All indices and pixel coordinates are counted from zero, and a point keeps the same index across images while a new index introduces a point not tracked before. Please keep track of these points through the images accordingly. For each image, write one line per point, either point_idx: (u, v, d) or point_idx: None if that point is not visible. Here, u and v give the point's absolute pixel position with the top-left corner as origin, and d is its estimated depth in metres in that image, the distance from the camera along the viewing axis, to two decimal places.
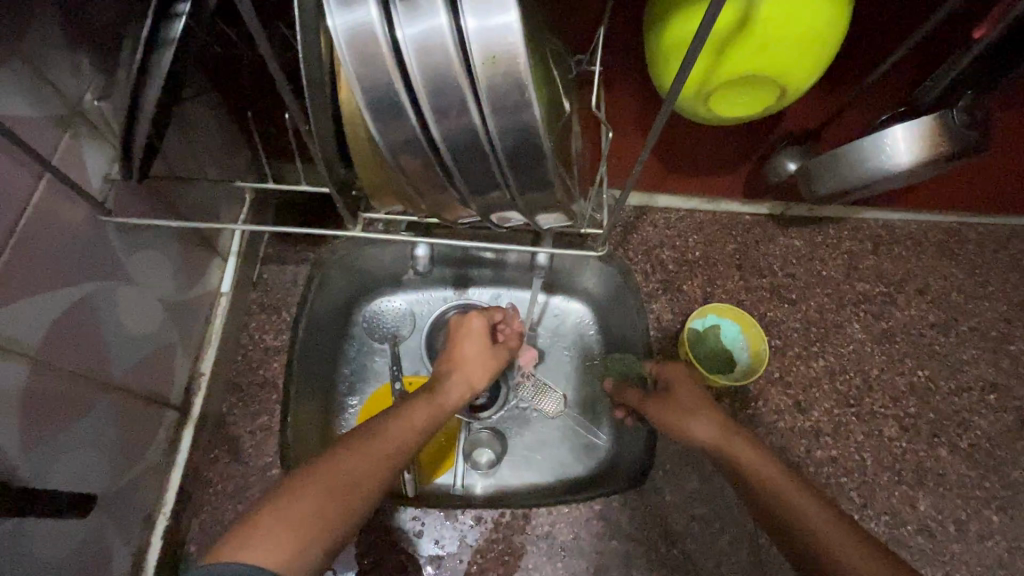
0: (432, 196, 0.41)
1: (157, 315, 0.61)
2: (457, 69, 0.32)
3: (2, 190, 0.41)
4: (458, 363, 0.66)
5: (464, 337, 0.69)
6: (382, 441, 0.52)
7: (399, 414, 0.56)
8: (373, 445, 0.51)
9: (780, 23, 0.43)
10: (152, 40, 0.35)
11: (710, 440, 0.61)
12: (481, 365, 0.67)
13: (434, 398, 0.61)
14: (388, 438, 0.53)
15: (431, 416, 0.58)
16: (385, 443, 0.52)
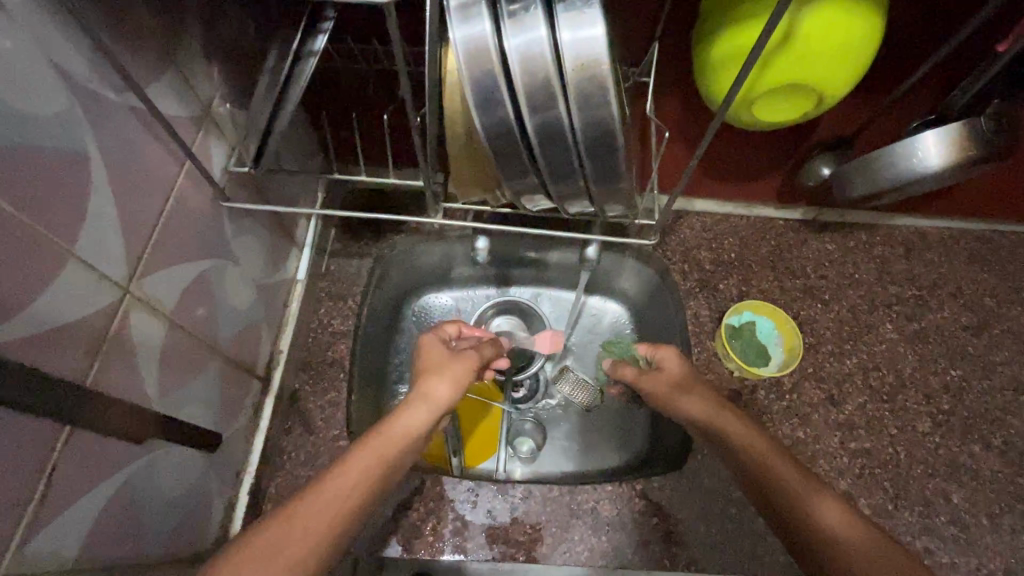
0: (517, 184, 0.48)
1: (251, 293, 0.70)
2: (551, 74, 0.39)
3: (157, 175, 0.49)
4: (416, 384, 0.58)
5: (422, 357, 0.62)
6: (329, 486, 0.46)
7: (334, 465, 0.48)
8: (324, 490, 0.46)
9: (820, 40, 0.49)
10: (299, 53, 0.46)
11: (699, 414, 0.65)
12: (439, 376, 0.58)
13: (377, 432, 0.52)
14: (333, 481, 0.47)
15: (371, 455, 0.50)
16: (312, 502, 0.45)
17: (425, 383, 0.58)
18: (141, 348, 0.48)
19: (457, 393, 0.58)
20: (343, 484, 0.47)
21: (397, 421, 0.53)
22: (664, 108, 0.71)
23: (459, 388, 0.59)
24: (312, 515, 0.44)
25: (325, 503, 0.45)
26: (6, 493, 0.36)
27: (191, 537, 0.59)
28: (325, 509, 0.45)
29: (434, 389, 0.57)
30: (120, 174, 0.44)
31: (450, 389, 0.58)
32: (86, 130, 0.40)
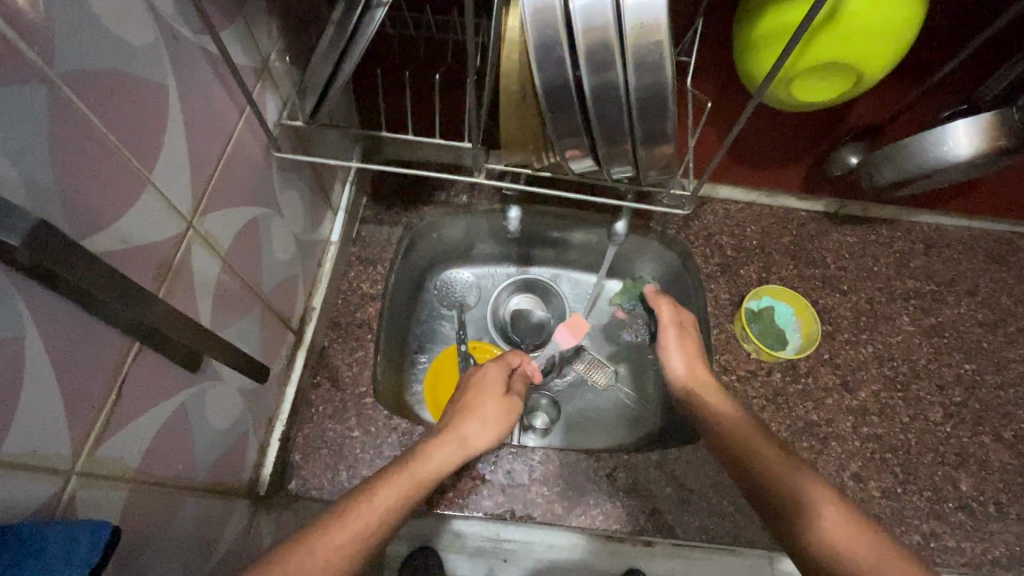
0: (566, 140, 0.49)
1: (291, 247, 0.72)
2: (612, 33, 0.41)
3: (221, 117, 0.52)
4: (456, 421, 0.62)
5: (471, 390, 0.66)
6: (365, 508, 0.51)
7: (368, 495, 0.52)
8: (362, 512, 0.51)
9: (867, 18, 0.50)
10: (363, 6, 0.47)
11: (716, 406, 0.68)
12: (480, 421, 0.62)
13: (415, 469, 0.56)
14: (371, 505, 0.51)
15: (404, 492, 0.54)
16: (339, 532, 0.49)
17: (463, 422, 0.62)
18: (198, 281, 0.51)
19: (493, 438, 0.62)
20: (379, 510, 0.51)
21: (433, 459, 0.57)
22: (702, 88, 0.72)
23: (494, 434, 0.62)
24: (347, 533, 0.49)
25: (353, 527, 0.50)
26: (85, 395, 0.38)
27: (226, 473, 0.62)
28: (360, 532, 0.50)
29: (469, 434, 0.61)
30: (192, 112, 0.47)
31: (484, 435, 0.62)
32: (167, 66, 0.43)
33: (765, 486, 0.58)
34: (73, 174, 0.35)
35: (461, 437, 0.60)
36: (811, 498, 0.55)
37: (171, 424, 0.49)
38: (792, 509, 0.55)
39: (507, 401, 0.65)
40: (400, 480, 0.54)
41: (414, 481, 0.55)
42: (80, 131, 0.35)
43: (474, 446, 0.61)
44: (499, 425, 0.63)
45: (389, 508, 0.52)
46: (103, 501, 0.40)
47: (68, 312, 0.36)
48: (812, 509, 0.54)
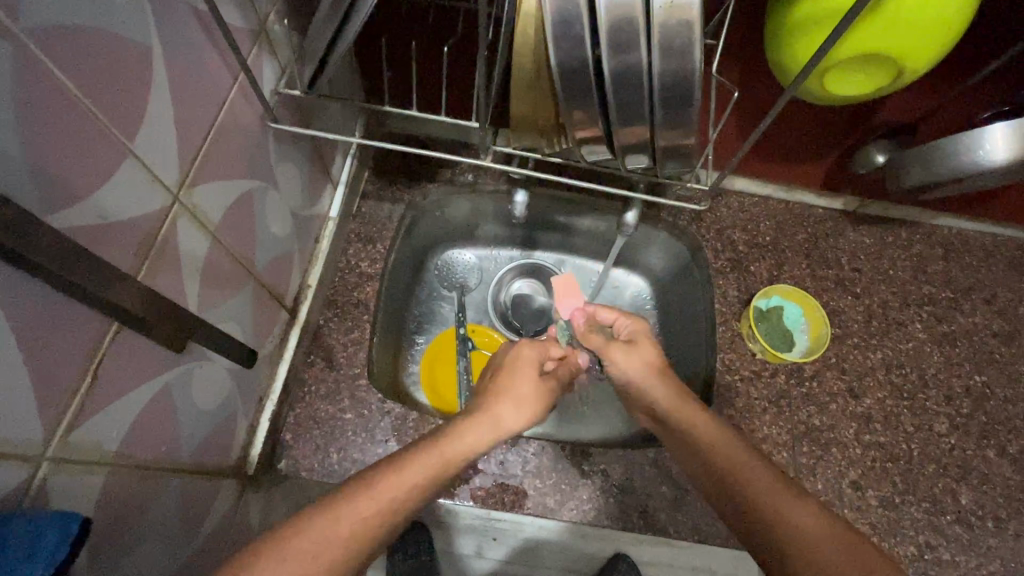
0: (581, 128, 0.46)
1: (288, 222, 0.70)
2: (638, 12, 0.37)
3: (213, 84, 0.48)
4: (496, 400, 0.61)
5: (512, 371, 0.65)
6: (395, 483, 0.49)
7: (396, 470, 0.50)
8: (396, 485, 0.49)
9: (914, 9, 0.46)
10: None
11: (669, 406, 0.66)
12: (517, 403, 0.62)
13: (448, 447, 0.54)
14: (402, 479, 0.49)
15: (437, 469, 0.52)
16: (366, 507, 0.46)
17: (504, 404, 0.61)
18: (185, 258, 0.48)
19: (525, 422, 0.62)
20: (409, 485, 0.50)
21: (469, 437, 0.56)
22: (728, 74, 0.68)
23: (528, 416, 0.63)
24: (377, 507, 0.47)
25: (381, 502, 0.47)
26: (58, 377, 0.36)
27: (213, 452, 0.61)
28: (394, 502, 0.48)
29: (504, 415, 0.60)
30: (182, 77, 0.44)
31: (519, 415, 0.61)
32: (152, 25, 0.39)
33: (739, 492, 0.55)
34: (41, 136, 0.32)
35: (501, 419, 0.60)
36: (789, 502, 0.51)
37: (156, 402, 0.47)
38: (772, 516, 0.51)
39: (542, 386, 0.65)
40: (438, 455, 0.53)
41: (446, 458, 0.53)
42: (48, 90, 0.32)
43: (511, 428, 0.61)
44: (537, 407, 0.64)
45: (421, 484, 0.50)
46: (76, 486, 0.39)
47: (39, 290, 0.33)
48: (793, 513, 0.50)
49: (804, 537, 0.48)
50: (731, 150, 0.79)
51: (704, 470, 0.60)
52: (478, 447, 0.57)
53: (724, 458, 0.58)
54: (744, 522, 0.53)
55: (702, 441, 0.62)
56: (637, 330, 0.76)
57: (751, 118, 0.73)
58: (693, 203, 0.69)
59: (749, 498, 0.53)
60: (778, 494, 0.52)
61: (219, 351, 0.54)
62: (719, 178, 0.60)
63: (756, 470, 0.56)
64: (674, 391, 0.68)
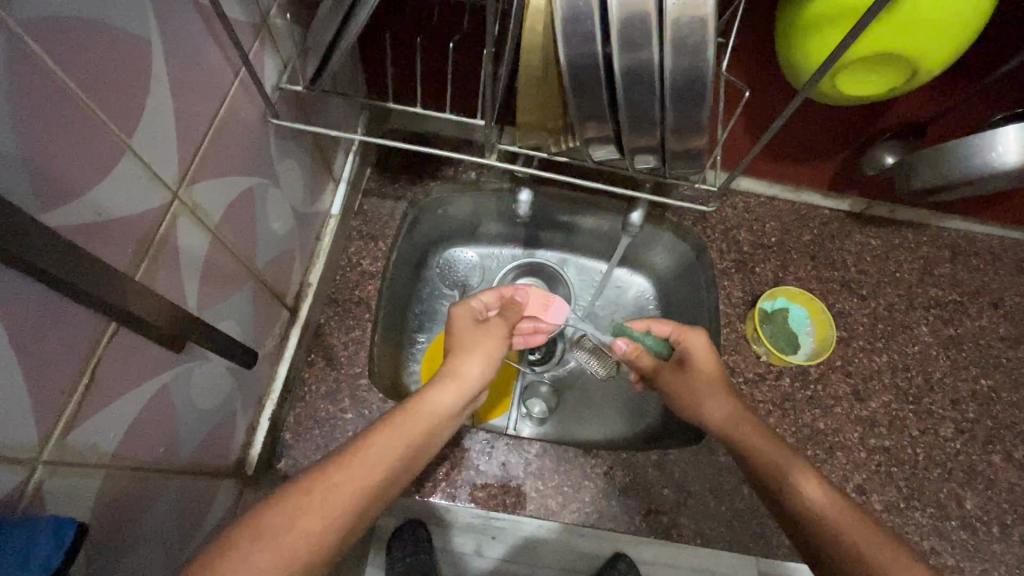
0: (590, 127, 0.45)
1: (289, 219, 0.69)
2: (650, 8, 0.36)
3: (213, 79, 0.47)
4: (448, 358, 0.61)
5: (453, 330, 0.65)
6: (366, 451, 0.49)
7: (363, 441, 0.50)
8: (361, 458, 0.49)
9: (930, 7, 0.45)
10: None
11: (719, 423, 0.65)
12: (470, 355, 0.61)
13: (409, 410, 0.54)
14: (370, 447, 0.50)
15: (404, 430, 0.52)
16: (340, 478, 0.47)
17: (459, 360, 0.60)
18: (184, 255, 0.47)
19: (487, 368, 0.61)
20: (379, 449, 0.50)
21: (432, 396, 0.56)
22: (737, 72, 0.67)
23: (490, 362, 0.62)
24: (350, 475, 0.47)
25: (354, 472, 0.48)
26: (53, 378, 0.35)
27: (211, 453, 0.60)
28: (360, 475, 0.48)
29: (463, 368, 0.60)
30: (181, 72, 0.43)
31: (481, 364, 0.61)
32: (151, 17, 0.38)
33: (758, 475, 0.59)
34: (35, 130, 0.31)
35: (460, 374, 0.59)
36: (801, 479, 0.56)
37: (153, 405, 0.46)
38: (789, 494, 0.56)
39: (493, 329, 0.65)
40: (398, 425, 0.53)
41: (410, 417, 0.54)
42: (43, 82, 0.31)
43: (471, 379, 0.59)
44: (491, 353, 0.62)
45: (393, 445, 0.51)
46: (73, 489, 0.38)
47: (34, 289, 0.32)
48: (803, 487, 0.55)
49: (819, 510, 0.54)
50: (739, 150, 0.78)
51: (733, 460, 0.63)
52: (440, 408, 0.56)
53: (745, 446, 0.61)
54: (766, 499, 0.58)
55: (734, 434, 0.63)
56: (692, 346, 0.70)
57: (760, 116, 0.72)
58: (700, 204, 0.68)
59: (770, 484, 0.58)
60: (788, 470, 0.57)
61: (217, 351, 0.53)
62: (729, 179, 0.59)
63: (771, 450, 0.59)
64: (727, 410, 0.65)
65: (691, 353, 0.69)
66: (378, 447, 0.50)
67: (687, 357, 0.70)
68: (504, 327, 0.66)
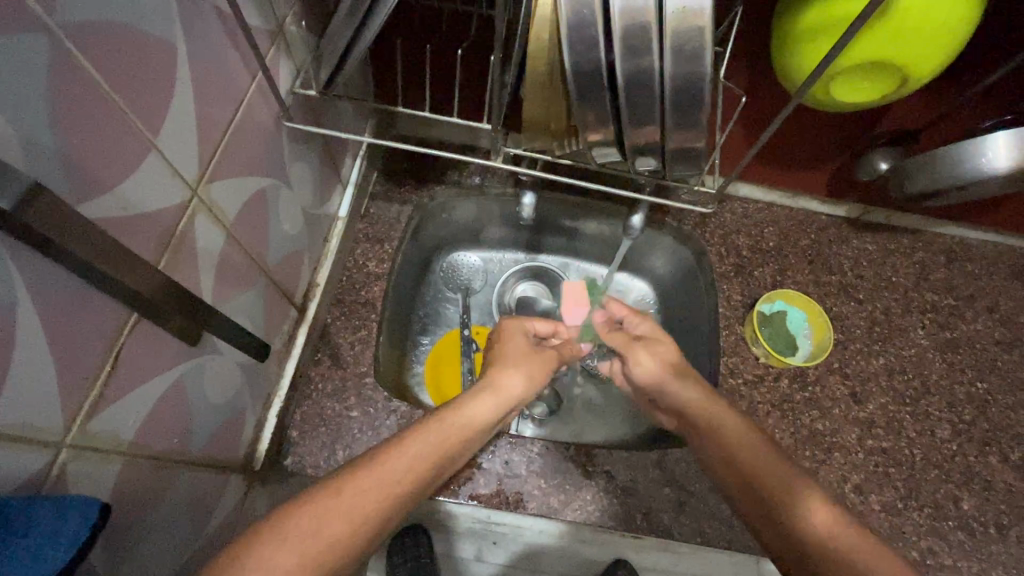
0: (594, 130, 0.47)
1: (299, 221, 0.71)
2: (651, 17, 0.39)
3: (233, 83, 0.49)
4: (491, 373, 0.63)
5: (503, 346, 0.68)
6: (401, 455, 0.50)
7: (402, 441, 0.51)
8: (397, 461, 0.49)
9: (918, 17, 0.47)
10: None
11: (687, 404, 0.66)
12: (514, 375, 0.64)
13: (451, 416, 0.56)
14: (405, 450, 0.50)
15: (442, 438, 0.53)
16: (375, 478, 0.47)
17: (501, 375, 0.63)
18: (202, 252, 0.49)
19: (524, 392, 0.64)
20: (412, 456, 0.50)
21: (472, 408, 0.58)
22: (734, 81, 0.69)
23: (527, 387, 0.65)
24: (384, 478, 0.47)
25: (385, 476, 0.47)
26: (78, 365, 0.37)
27: (221, 447, 0.61)
28: (394, 478, 0.48)
29: (503, 385, 0.62)
30: (202, 75, 0.45)
31: (519, 386, 0.63)
32: (177, 23, 0.40)
33: (758, 493, 0.55)
34: (68, 127, 0.33)
35: (498, 390, 0.62)
36: (802, 498, 0.53)
37: (168, 397, 0.48)
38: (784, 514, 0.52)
39: (540, 360, 0.68)
40: (436, 431, 0.53)
41: (451, 427, 0.55)
42: (79, 83, 0.33)
43: (510, 397, 0.62)
44: (531, 376, 0.66)
45: (426, 452, 0.51)
46: (93, 474, 0.39)
47: (64, 279, 0.34)
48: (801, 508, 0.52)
49: (819, 532, 0.50)
50: (737, 156, 0.80)
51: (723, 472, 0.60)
52: (476, 420, 0.58)
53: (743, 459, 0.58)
54: (760, 515, 0.55)
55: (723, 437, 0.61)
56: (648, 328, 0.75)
57: (758, 124, 0.74)
58: (700, 207, 0.70)
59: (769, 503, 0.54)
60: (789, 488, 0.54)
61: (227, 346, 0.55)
62: (726, 182, 0.61)
63: (774, 465, 0.56)
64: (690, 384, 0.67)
65: (648, 330, 0.74)
66: (412, 451, 0.50)
67: (648, 334, 0.74)
68: (549, 363, 0.69)
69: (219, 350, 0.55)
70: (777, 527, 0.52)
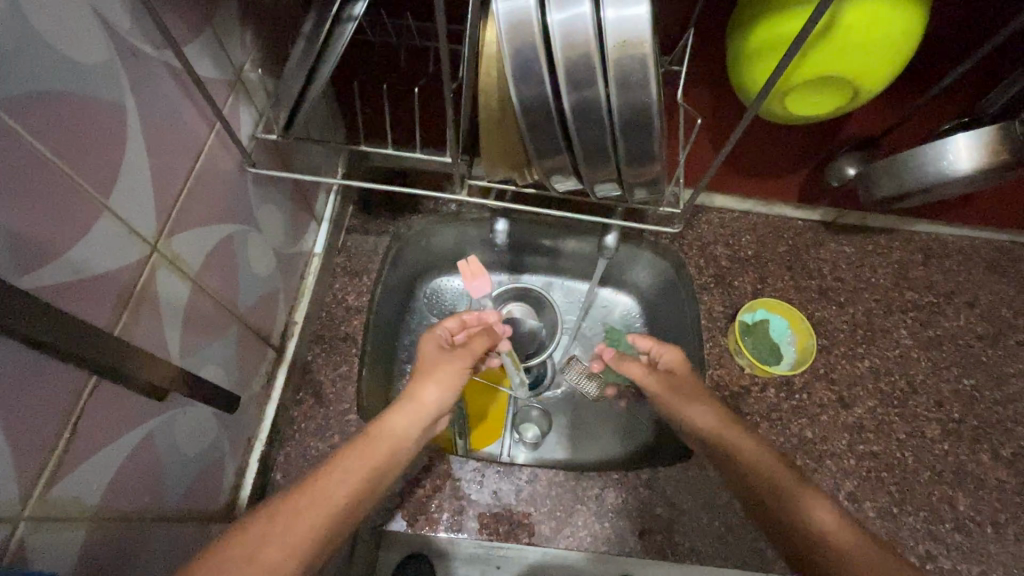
0: (549, 160, 0.47)
1: (271, 262, 0.70)
2: (592, 50, 0.39)
3: (189, 134, 0.50)
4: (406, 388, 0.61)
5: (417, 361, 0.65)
6: (328, 480, 0.49)
7: (325, 469, 0.50)
8: (327, 479, 0.49)
9: (858, 32, 0.48)
10: (326, 35, 0.47)
11: (708, 425, 0.66)
12: (434, 383, 0.61)
13: (369, 440, 0.55)
14: (333, 475, 0.50)
15: (364, 460, 0.52)
16: (302, 502, 0.47)
17: (419, 386, 0.61)
18: (165, 305, 0.49)
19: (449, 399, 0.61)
20: (342, 479, 0.50)
21: (392, 423, 0.57)
22: (694, 99, 0.70)
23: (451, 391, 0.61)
24: (313, 502, 0.47)
25: (316, 500, 0.47)
26: (35, 436, 0.36)
27: (200, 498, 0.60)
28: (326, 501, 0.48)
29: (421, 394, 0.60)
30: (155, 130, 0.45)
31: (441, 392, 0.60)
32: (125, 84, 0.41)
33: (771, 503, 0.57)
34: (12, 201, 0.33)
35: (421, 401, 0.59)
36: (810, 507, 0.54)
37: (137, 454, 0.47)
38: (799, 523, 0.53)
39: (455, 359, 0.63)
40: (359, 453, 0.53)
41: (375, 447, 0.54)
42: (21, 153, 0.33)
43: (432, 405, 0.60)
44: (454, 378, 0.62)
45: (355, 473, 0.51)
46: (58, 545, 0.39)
47: (8, 352, 0.33)
48: (814, 514, 0.53)
49: (831, 536, 0.51)
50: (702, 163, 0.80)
51: (740, 483, 0.61)
52: (402, 433, 0.57)
53: (757, 469, 0.60)
54: (772, 521, 0.57)
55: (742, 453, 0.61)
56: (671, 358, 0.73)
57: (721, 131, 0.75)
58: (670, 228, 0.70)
59: (783, 513, 0.55)
60: (802, 499, 0.55)
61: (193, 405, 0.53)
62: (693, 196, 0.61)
63: (789, 479, 0.57)
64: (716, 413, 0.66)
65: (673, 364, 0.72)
66: (342, 470, 0.51)
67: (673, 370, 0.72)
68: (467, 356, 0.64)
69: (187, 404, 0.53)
70: (789, 535, 0.54)
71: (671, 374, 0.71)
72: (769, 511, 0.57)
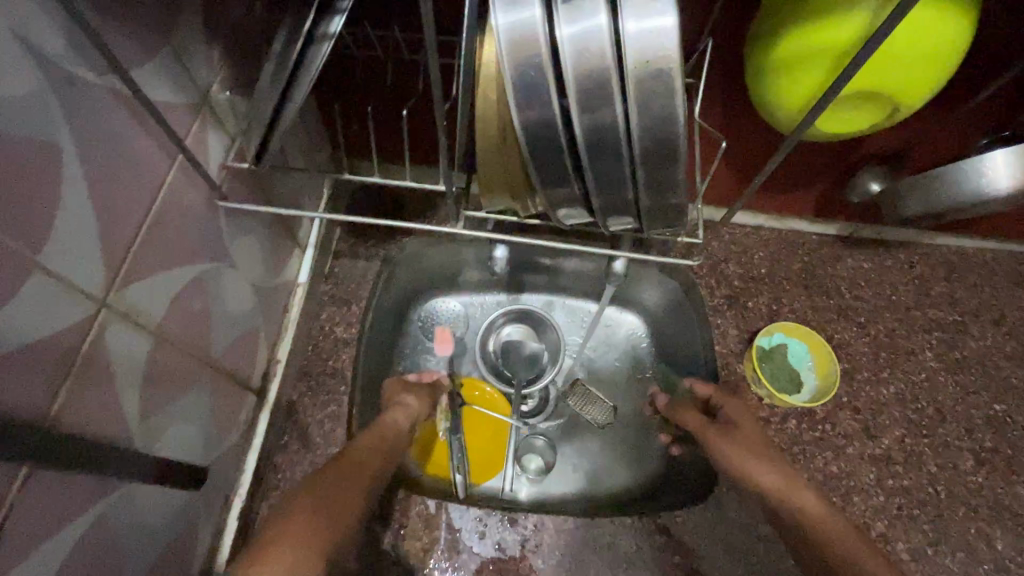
0: (557, 194, 0.42)
1: (249, 299, 0.64)
2: (609, 71, 0.34)
3: (146, 168, 0.43)
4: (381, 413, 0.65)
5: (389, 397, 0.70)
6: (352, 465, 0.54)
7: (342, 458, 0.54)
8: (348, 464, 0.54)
9: (900, 45, 0.43)
10: (298, 60, 0.42)
11: (776, 484, 0.58)
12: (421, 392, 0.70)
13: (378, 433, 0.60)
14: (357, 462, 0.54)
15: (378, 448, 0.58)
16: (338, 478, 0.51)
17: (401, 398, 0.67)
18: (118, 367, 0.43)
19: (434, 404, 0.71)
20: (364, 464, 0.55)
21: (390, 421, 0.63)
22: (708, 114, 0.65)
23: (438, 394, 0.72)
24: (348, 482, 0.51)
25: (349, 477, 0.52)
26: None
27: (172, 569, 0.54)
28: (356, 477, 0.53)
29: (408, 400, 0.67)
30: (100, 168, 0.38)
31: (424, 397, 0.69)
32: (58, 115, 0.34)
33: (820, 550, 0.51)
34: None
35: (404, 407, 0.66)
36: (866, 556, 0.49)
37: (90, 541, 0.41)
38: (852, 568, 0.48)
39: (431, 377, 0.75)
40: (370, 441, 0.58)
41: (383, 439, 0.60)
42: None
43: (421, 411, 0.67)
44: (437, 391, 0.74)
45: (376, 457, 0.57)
46: None
47: None
48: (862, 559, 0.49)
49: None
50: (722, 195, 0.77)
51: (788, 526, 0.55)
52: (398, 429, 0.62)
53: (814, 519, 0.54)
54: (819, 562, 0.51)
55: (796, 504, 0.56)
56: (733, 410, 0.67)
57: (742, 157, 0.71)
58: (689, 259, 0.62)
59: (833, 558, 0.50)
60: (859, 548, 0.50)
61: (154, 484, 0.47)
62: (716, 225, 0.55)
63: (839, 527, 0.53)
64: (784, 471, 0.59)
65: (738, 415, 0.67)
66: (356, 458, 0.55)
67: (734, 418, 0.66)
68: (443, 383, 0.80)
69: (146, 484, 0.47)
70: None
71: (736, 426, 0.65)
72: (818, 557, 0.51)
